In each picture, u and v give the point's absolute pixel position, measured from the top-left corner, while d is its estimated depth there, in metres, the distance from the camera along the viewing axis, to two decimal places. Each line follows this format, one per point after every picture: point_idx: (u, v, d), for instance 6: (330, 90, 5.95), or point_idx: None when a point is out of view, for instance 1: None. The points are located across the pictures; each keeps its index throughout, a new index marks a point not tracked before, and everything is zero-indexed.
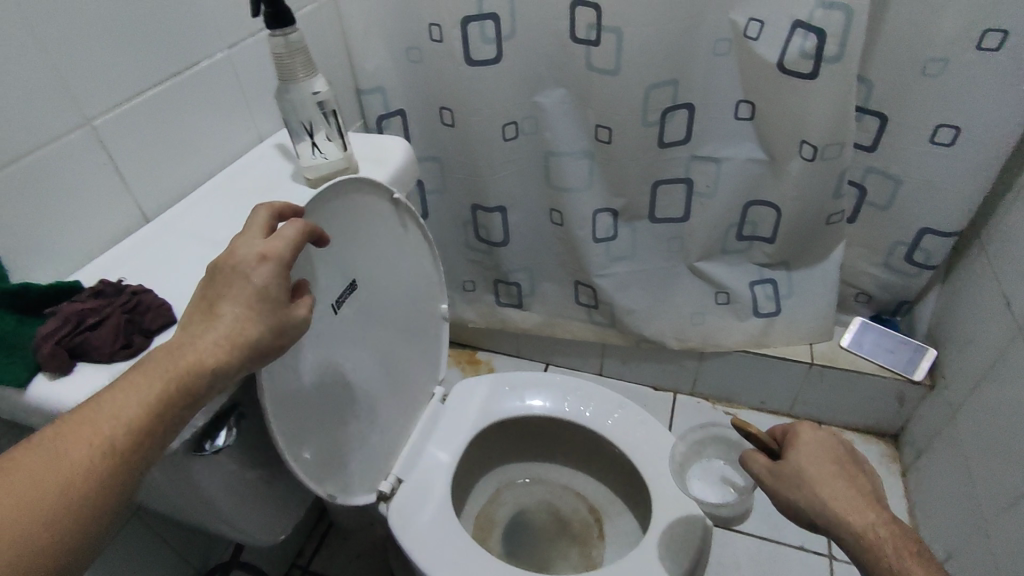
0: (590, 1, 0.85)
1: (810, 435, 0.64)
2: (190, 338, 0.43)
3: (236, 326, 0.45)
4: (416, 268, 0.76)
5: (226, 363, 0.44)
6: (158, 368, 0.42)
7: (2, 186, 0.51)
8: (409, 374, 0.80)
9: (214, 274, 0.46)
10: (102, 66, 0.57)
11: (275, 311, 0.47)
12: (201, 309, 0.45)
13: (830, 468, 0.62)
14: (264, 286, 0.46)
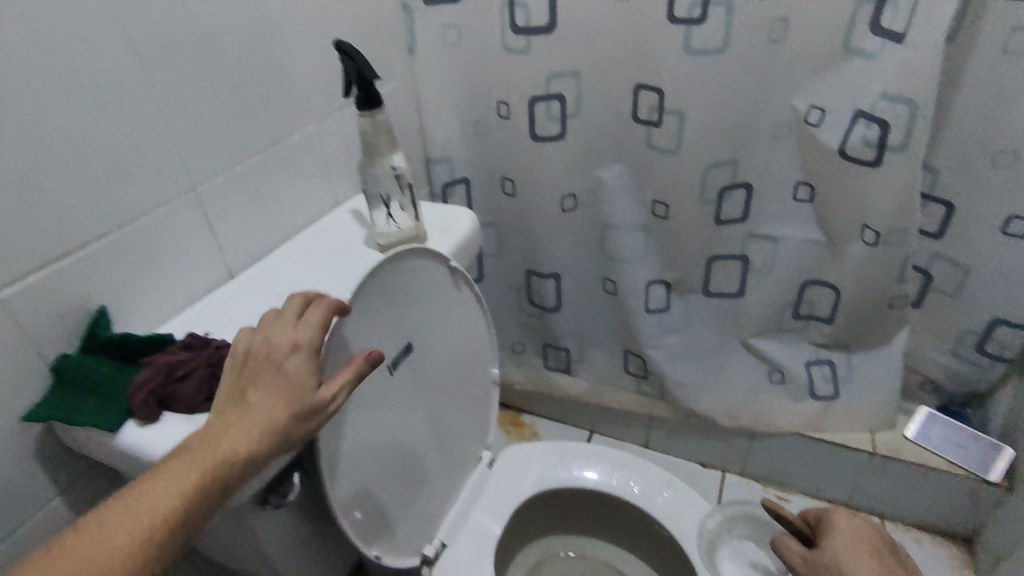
0: (653, 86, 0.90)
1: (845, 523, 0.63)
2: (226, 427, 0.45)
3: (268, 416, 0.46)
4: (474, 333, 0.78)
5: (257, 454, 0.45)
6: (193, 461, 0.43)
7: (114, 244, 0.56)
8: (459, 436, 0.80)
9: (247, 361, 0.48)
10: (212, 138, 0.64)
11: (306, 397, 0.48)
12: (234, 397, 0.47)
13: (868, 556, 0.60)
14: (296, 374, 0.48)
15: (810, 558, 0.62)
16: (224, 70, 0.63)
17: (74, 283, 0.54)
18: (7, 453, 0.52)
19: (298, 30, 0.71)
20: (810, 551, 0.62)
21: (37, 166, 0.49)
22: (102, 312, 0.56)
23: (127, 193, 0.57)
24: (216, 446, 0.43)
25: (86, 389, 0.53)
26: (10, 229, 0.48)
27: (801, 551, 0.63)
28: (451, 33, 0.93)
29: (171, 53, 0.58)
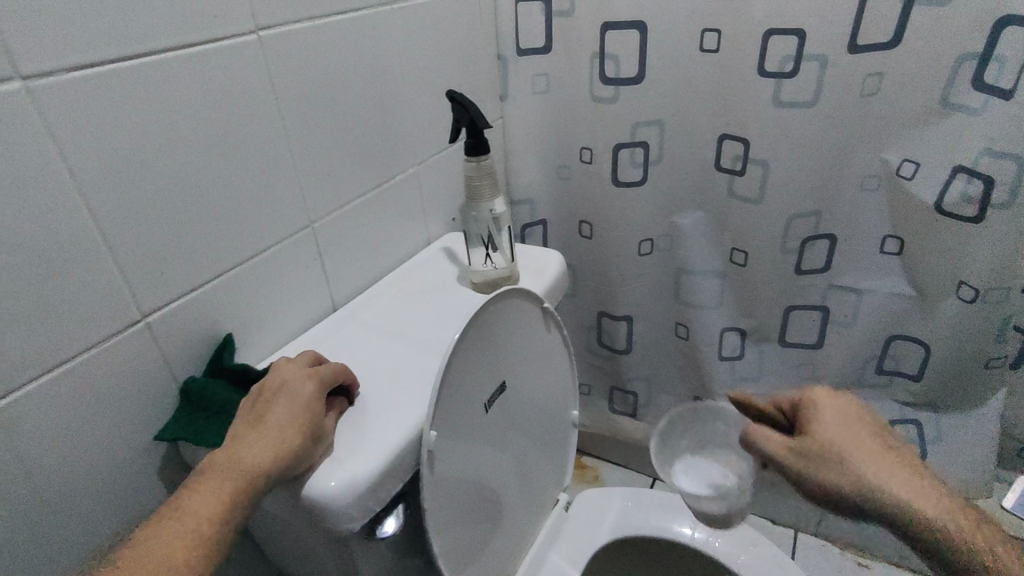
0: (738, 136, 0.91)
1: (825, 403, 0.55)
2: (247, 445, 0.47)
3: (286, 432, 0.48)
4: (557, 374, 0.80)
5: (271, 468, 0.46)
6: (215, 479, 0.45)
7: (243, 277, 0.60)
8: (539, 477, 0.81)
9: (263, 393, 0.51)
10: (331, 178, 0.67)
11: (319, 415, 0.50)
12: (253, 423, 0.49)
13: (861, 434, 0.54)
14: (308, 395, 0.51)
15: (806, 454, 0.53)
16: (345, 116, 0.68)
17: (207, 310, 0.57)
18: (137, 470, 0.55)
19: (410, 81, 0.76)
20: (801, 443, 0.53)
21: (187, 203, 0.53)
22: (229, 338, 0.58)
23: (257, 229, 0.60)
24: (240, 460, 0.46)
25: (213, 412, 0.55)
26: (162, 260, 0.52)
27: (788, 445, 0.54)
28: (540, 81, 0.97)
29: (303, 101, 0.62)
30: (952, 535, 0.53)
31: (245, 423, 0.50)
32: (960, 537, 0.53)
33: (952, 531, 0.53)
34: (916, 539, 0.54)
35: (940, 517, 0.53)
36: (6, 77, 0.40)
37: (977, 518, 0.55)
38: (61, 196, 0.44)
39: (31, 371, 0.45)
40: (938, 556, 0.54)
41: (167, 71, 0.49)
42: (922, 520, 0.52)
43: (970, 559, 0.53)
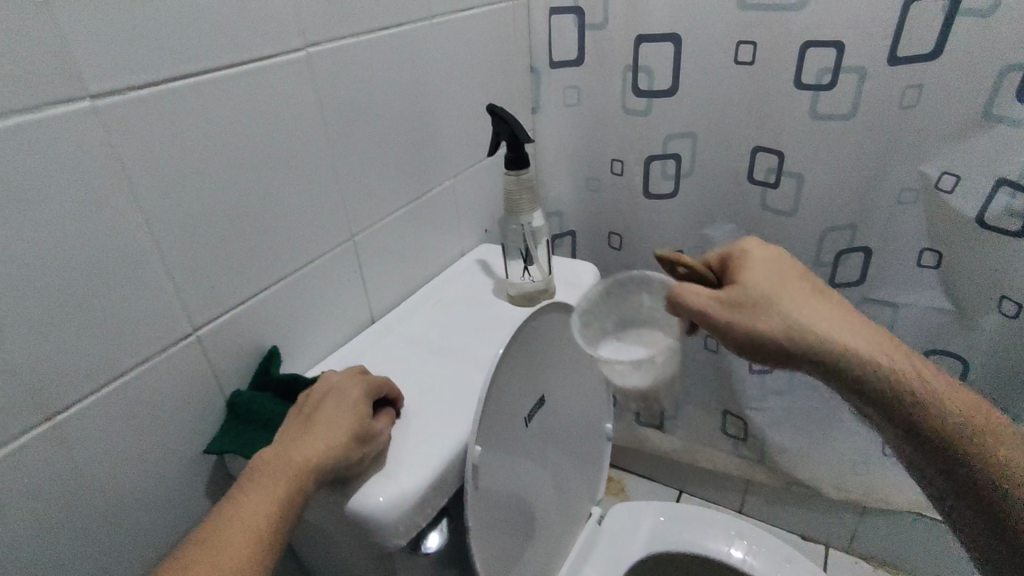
0: (772, 149, 0.90)
1: (749, 256, 0.55)
2: (296, 445, 0.47)
3: (333, 432, 0.49)
4: (593, 387, 0.79)
5: (317, 467, 0.46)
6: (264, 476, 0.45)
7: (289, 291, 0.61)
8: (574, 490, 0.80)
9: (310, 398, 0.52)
10: (372, 191, 0.68)
11: (363, 416, 0.51)
12: (301, 425, 0.50)
13: (790, 284, 0.54)
14: (353, 398, 0.52)
15: (736, 304, 0.51)
16: (385, 130, 0.68)
17: (254, 323, 0.58)
18: (186, 482, 0.55)
19: (449, 95, 0.77)
20: (730, 294, 0.52)
21: (237, 218, 0.54)
22: (275, 350, 0.59)
23: (302, 243, 0.61)
24: (290, 459, 0.46)
25: (260, 424, 0.56)
26: (214, 273, 0.53)
27: (717, 297, 0.51)
28: (572, 94, 0.98)
29: (346, 116, 0.63)
30: (896, 378, 0.53)
31: (293, 425, 0.50)
32: (905, 380, 0.53)
33: (897, 374, 0.53)
34: (861, 384, 0.53)
35: (883, 359, 0.53)
36: (74, 96, 0.41)
37: (926, 366, 0.55)
38: (121, 213, 0.45)
39: (88, 386, 0.46)
40: (887, 405, 0.54)
41: (222, 88, 0.50)
42: (861, 361, 0.52)
43: (918, 403, 0.53)
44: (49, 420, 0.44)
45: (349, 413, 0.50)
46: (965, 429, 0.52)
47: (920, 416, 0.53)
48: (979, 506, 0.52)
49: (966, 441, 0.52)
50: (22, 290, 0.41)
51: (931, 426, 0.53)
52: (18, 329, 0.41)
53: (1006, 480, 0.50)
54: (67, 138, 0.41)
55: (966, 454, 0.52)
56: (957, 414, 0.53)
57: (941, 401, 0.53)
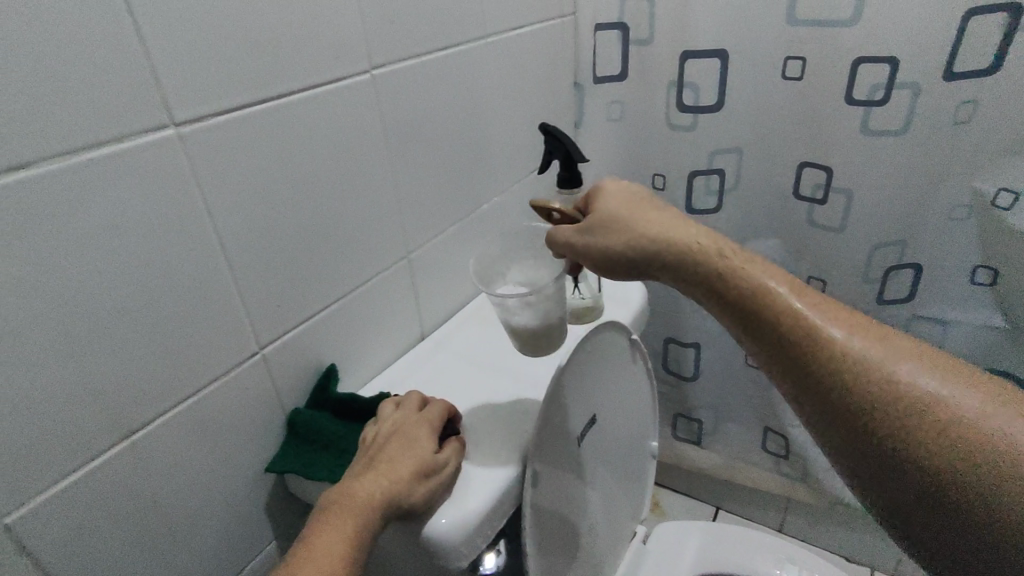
0: (820, 164, 0.89)
1: (616, 187, 0.53)
2: (359, 479, 0.47)
3: (394, 464, 0.48)
4: (640, 405, 0.79)
5: (383, 501, 0.45)
6: (333, 511, 0.45)
7: (348, 309, 0.61)
8: (620, 508, 0.80)
9: (372, 433, 0.52)
10: (426, 209, 0.69)
11: (424, 446, 0.50)
12: (365, 459, 0.50)
13: (656, 214, 0.51)
14: (413, 429, 0.51)
15: (588, 229, 0.51)
16: (438, 148, 0.69)
17: (314, 341, 0.58)
18: (249, 498, 0.56)
19: (499, 112, 0.78)
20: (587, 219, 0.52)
21: (301, 238, 0.55)
22: (332, 368, 0.59)
23: (360, 261, 0.61)
24: (352, 495, 0.46)
25: (320, 445, 0.56)
26: (280, 293, 0.54)
27: (574, 228, 0.52)
28: (614, 109, 0.98)
29: (402, 136, 0.63)
30: (786, 315, 0.44)
31: (359, 460, 0.50)
32: (800, 320, 0.44)
33: (785, 311, 0.44)
34: (749, 326, 0.46)
35: (767, 293, 0.45)
36: (161, 124, 0.42)
37: (842, 309, 0.46)
38: (198, 236, 0.46)
39: (162, 406, 0.47)
40: (784, 356, 0.44)
41: (292, 113, 0.51)
42: (735, 293, 0.46)
43: (821, 353, 0.43)
44: (126, 440, 0.45)
45: (409, 445, 0.49)
46: (881, 382, 0.42)
47: (827, 371, 0.43)
48: (904, 479, 0.40)
49: (880, 396, 0.41)
50: (107, 313, 0.42)
51: (839, 382, 0.42)
52: (102, 351, 0.42)
53: (929, 438, 0.40)
54: (153, 164, 0.42)
55: (881, 412, 0.41)
56: (872, 360, 0.42)
57: (854, 345, 0.43)
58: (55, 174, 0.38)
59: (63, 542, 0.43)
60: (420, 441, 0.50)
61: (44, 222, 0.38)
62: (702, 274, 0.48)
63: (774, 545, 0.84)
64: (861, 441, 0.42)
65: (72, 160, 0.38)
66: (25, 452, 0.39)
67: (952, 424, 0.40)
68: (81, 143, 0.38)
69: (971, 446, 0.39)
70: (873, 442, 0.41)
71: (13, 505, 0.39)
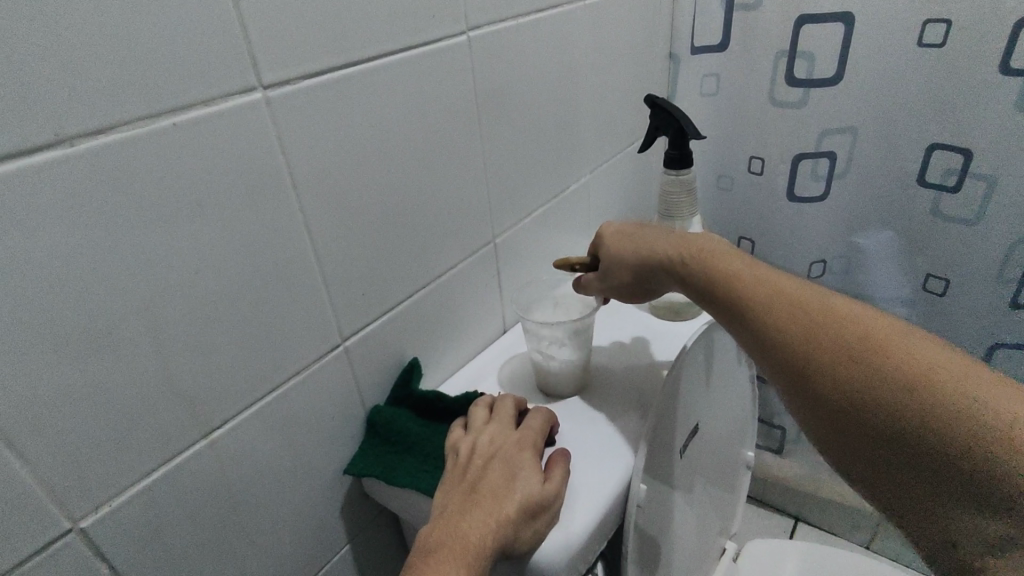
0: (958, 146, 0.75)
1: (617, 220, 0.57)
2: (461, 518, 0.41)
3: (501, 502, 0.42)
4: (737, 412, 0.71)
5: (494, 547, 0.40)
6: (437, 555, 0.39)
7: (432, 299, 0.56)
8: (711, 522, 0.73)
9: (458, 456, 0.46)
10: (513, 190, 0.62)
11: (531, 480, 0.44)
12: (462, 489, 0.44)
13: (639, 235, 0.53)
14: (515, 458, 0.45)
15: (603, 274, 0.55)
16: (527, 123, 0.62)
17: (396, 333, 0.53)
18: (326, 500, 0.52)
19: (589, 83, 0.70)
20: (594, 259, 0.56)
21: (383, 220, 0.49)
22: (415, 363, 0.54)
23: (443, 247, 0.56)
24: (459, 536, 0.40)
25: (402, 447, 0.51)
26: (364, 280, 0.49)
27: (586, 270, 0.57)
28: (710, 82, 0.89)
29: (489, 108, 0.56)
30: (751, 302, 0.44)
31: (454, 489, 0.44)
32: (764, 306, 0.43)
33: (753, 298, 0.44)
34: (725, 320, 0.46)
35: (733, 284, 0.45)
36: (250, 86, 0.37)
37: (812, 289, 0.43)
38: (284, 213, 0.41)
39: (242, 401, 0.42)
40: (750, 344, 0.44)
41: (375, 80, 0.45)
42: (708, 288, 0.47)
43: (788, 337, 0.41)
44: (207, 437, 0.41)
45: (513, 477, 0.44)
46: (833, 357, 0.39)
47: (795, 356, 0.41)
48: (884, 461, 0.38)
49: (846, 378, 0.39)
50: (188, 299, 0.38)
51: (806, 367, 0.40)
52: (183, 341, 0.38)
53: (903, 421, 0.36)
54: (237, 133, 0.37)
55: (852, 398, 0.38)
56: (841, 342, 0.39)
57: (820, 329, 0.40)
58: (135, 141, 0.33)
59: (141, 544, 0.39)
60: (525, 472, 0.44)
61: (123, 196, 0.33)
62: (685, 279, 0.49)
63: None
64: (837, 426, 0.39)
65: (154, 125, 0.34)
66: (104, 449, 0.36)
67: (930, 405, 0.36)
68: (163, 107, 0.34)
69: (951, 426, 0.35)
70: (848, 427, 0.39)
71: (92, 504, 0.36)
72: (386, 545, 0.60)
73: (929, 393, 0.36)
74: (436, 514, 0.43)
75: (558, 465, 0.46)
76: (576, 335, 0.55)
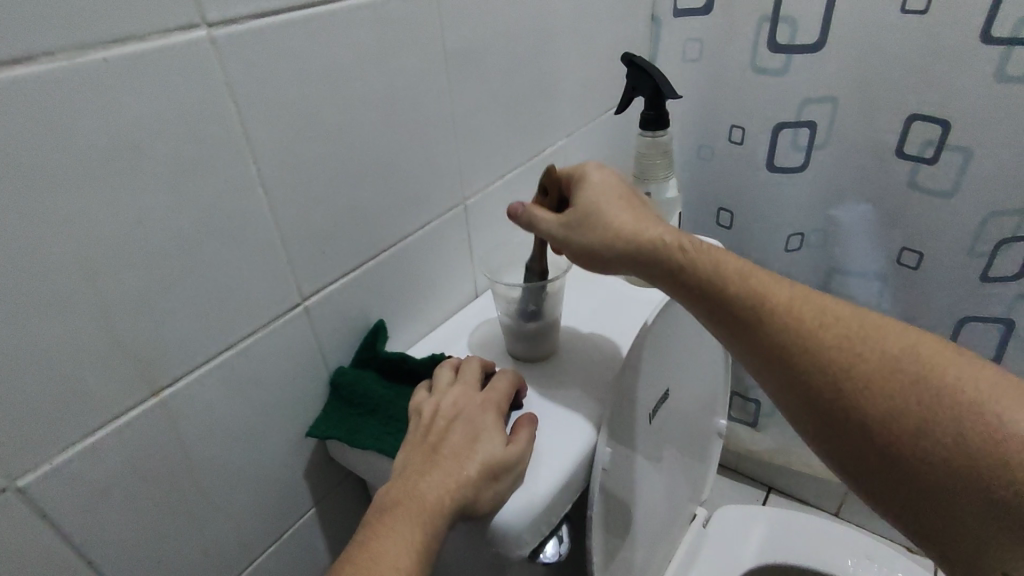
0: (936, 117, 0.74)
1: (598, 177, 0.48)
2: (420, 477, 0.41)
3: (463, 464, 0.41)
4: (708, 380, 0.71)
5: (453, 507, 0.39)
6: (396, 514, 0.39)
7: (399, 261, 0.54)
8: (680, 489, 0.73)
9: (421, 423, 0.45)
10: (484, 151, 0.60)
11: (494, 443, 0.43)
12: (424, 451, 0.43)
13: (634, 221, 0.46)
14: (478, 423, 0.44)
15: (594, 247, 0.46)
16: (498, 81, 0.59)
17: (360, 295, 0.52)
18: (287, 464, 0.51)
19: (566, 44, 0.68)
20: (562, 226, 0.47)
21: (345, 179, 0.47)
22: (381, 324, 0.53)
23: (410, 208, 0.54)
24: (419, 497, 0.39)
25: (366, 410, 0.50)
26: (325, 240, 0.47)
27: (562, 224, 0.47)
28: (692, 48, 0.87)
29: (457, 63, 0.54)
30: (771, 313, 0.41)
31: (415, 450, 0.43)
32: (782, 322, 0.41)
33: (771, 313, 0.41)
34: (740, 331, 0.42)
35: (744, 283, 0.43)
36: (192, 24, 0.35)
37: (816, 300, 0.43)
38: (235, 164, 0.39)
39: (194, 361, 0.41)
40: (768, 358, 0.42)
41: (333, 27, 0.42)
42: (720, 295, 0.43)
43: (808, 359, 0.40)
44: (156, 395, 0.39)
45: (475, 441, 0.43)
46: (857, 378, 0.39)
47: (819, 379, 0.40)
48: (906, 479, 0.38)
49: (868, 392, 0.39)
50: (131, 251, 0.36)
51: (831, 391, 0.40)
52: (124, 295, 0.36)
53: (929, 442, 0.37)
54: (181, 75, 0.35)
55: (872, 420, 0.39)
56: (861, 361, 0.39)
57: (840, 348, 0.40)
58: (64, 77, 0.31)
59: (86, 505, 0.38)
60: (488, 434, 0.44)
61: (52, 137, 0.31)
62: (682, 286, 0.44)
63: (860, 543, 0.78)
64: (853, 447, 0.40)
65: (82, 58, 0.31)
66: (41, 407, 0.34)
67: (950, 425, 0.37)
68: (92, 40, 0.31)
69: (973, 443, 0.36)
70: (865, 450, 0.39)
71: (29, 464, 0.34)
72: (352, 512, 0.59)
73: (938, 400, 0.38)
74: (396, 474, 0.42)
75: (524, 429, 0.45)
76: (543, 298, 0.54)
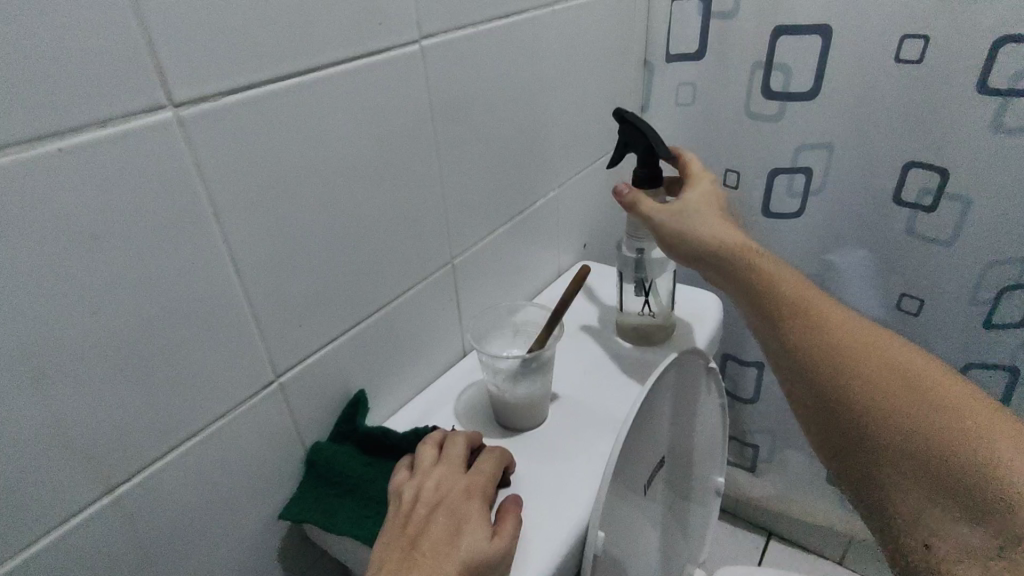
0: (932, 164, 0.73)
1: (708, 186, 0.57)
2: None
3: (442, 566, 0.38)
4: (705, 439, 0.68)
5: None
6: None
7: (382, 327, 0.52)
8: (677, 553, 0.70)
9: (403, 511, 0.42)
10: (471, 208, 0.58)
11: (478, 540, 0.40)
12: (402, 546, 0.40)
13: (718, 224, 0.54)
14: (463, 516, 0.42)
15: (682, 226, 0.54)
16: (486, 136, 0.58)
17: (340, 365, 0.49)
18: (258, 550, 0.47)
19: (556, 94, 0.66)
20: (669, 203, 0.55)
21: (323, 248, 0.45)
22: (362, 397, 0.50)
23: (393, 272, 0.52)
24: None
25: (344, 490, 0.48)
26: (301, 312, 0.45)
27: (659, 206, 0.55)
28: (686, 93, 0.86)
29: (444, 122, 0.52)
30: (792, 305, 0.48)
31: (391, 547, 0.40)
32: (806, 313, 0.47)
33: (794, 305, 0.48)
34: (769, 318, 0.49)
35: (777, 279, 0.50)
36: (156, 105, 0.33)
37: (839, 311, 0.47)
38: (200, 243, 0.37)
39: (156, 451, 0.38)
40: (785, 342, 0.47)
41: (311, 95, 0.41)
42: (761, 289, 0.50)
43: (825, 339, 0.45)
44: (111, 493, 0.37)
45: (458, 537, 0.40)
46: (857, 366, 0.42)
47: (822, 363, 0.44)
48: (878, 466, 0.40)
49: (860, 379, 0.42)
50: (82, 344, 0.33)
51: (827, 374, 0.43)
52: (76, 391, 0.34)
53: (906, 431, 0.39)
54: (142, 158, 0.33)
55: (868, 404, 0.41)
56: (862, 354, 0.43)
57: (855, 339, 0.44)
58: (12, 171, 0.29)
59: None
60: (472, 530, 0.41)
61: None
62: (739, 276, 0.51)
63: None
64: (856, 455, 0.42)
65: (35, 150, 0.29)
66: None
67: (942, 419, 0.38)
68: (45, 130, 0.29)
69: (942, 435, 0.38)
70: (865, 459, 0.41)
71: None
72: None
73: (925, 397, 0.40)
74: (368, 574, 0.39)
75: (510, 521, 0.42)
76: (535, 365, 0.51)
